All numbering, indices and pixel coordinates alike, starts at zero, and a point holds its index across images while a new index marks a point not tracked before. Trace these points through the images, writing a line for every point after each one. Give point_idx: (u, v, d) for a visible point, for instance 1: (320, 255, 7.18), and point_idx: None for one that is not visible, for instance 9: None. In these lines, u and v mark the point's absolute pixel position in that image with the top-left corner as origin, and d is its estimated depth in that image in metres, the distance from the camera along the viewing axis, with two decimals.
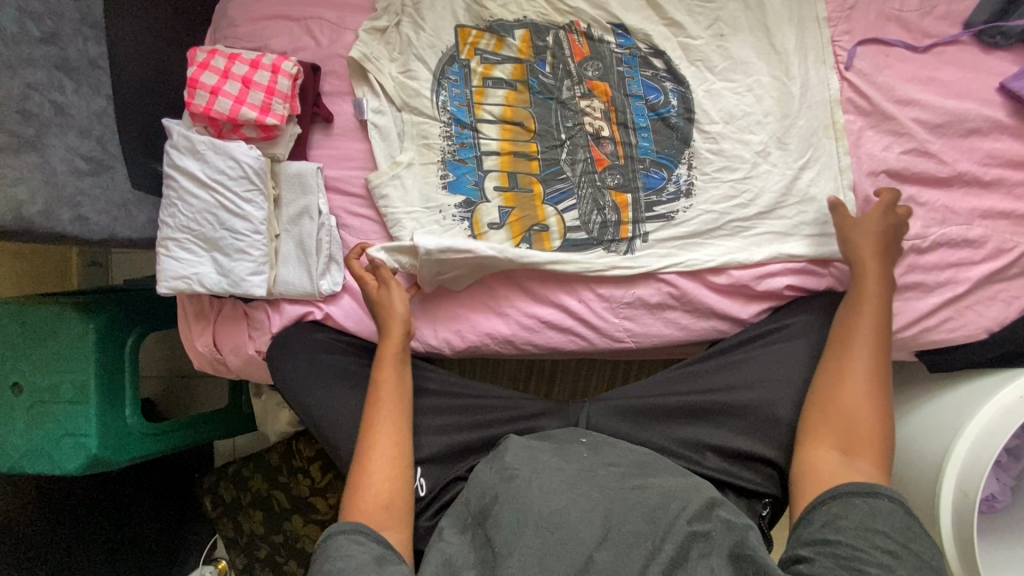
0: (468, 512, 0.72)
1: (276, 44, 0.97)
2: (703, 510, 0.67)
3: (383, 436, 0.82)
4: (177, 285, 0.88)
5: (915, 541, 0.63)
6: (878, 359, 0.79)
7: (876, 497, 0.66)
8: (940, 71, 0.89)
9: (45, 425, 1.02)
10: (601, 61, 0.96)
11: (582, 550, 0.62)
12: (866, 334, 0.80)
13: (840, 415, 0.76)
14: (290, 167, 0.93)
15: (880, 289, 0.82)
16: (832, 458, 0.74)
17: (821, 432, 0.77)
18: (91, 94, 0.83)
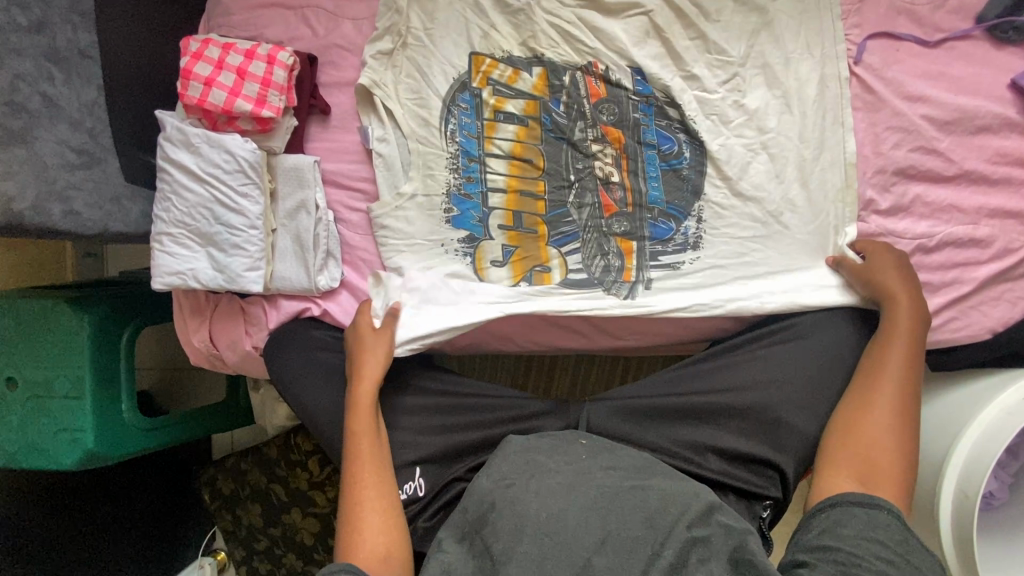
0: (465, 518, 0.71)
1: (271, 33, 0.95)
2: (702, 514, 0.67)
3: (367, 472, 0.82)
4: (172, 281, 0.86)
5: (914, 554, 0.63)
6: (907, 396, 0.79)
7: (875, 508, 0.67)
8: (951, 66, 0.87)
9: (41, 421, 1.01)
10: (617, 106, 0.94)
11: (581, 553, 0.62)
12: (892, 369, 0.80)
13: (860, 446, 0.77)
14: (286, 160, 0.91)
15: (911, 324, 0.82)
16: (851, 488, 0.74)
17: (842, 458, 0.77)
18: (81, 85, 0.81)
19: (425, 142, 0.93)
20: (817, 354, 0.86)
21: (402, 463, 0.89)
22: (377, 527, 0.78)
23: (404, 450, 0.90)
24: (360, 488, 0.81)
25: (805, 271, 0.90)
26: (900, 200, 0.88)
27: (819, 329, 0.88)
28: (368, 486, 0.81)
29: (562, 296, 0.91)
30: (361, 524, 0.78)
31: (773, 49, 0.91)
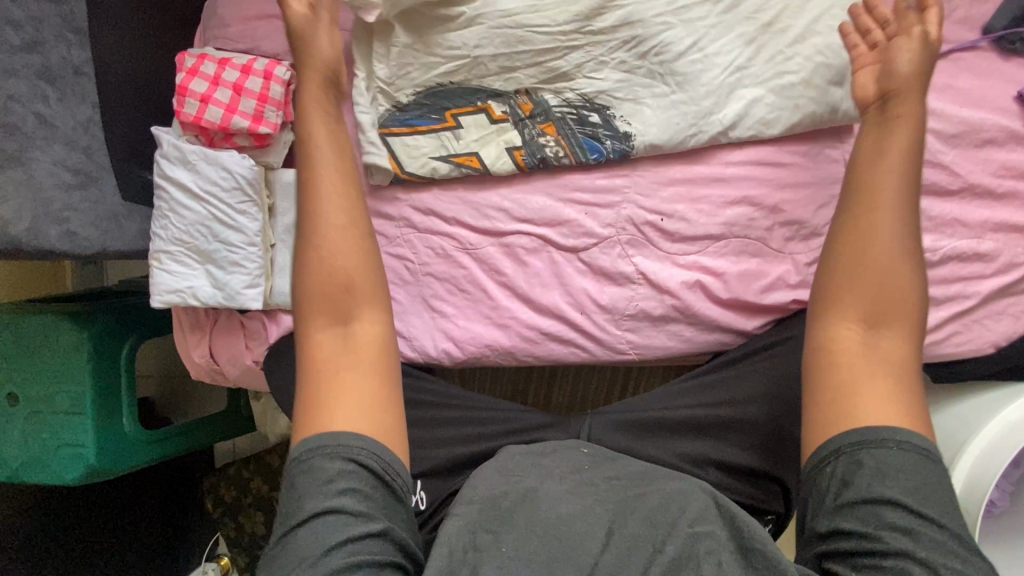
0: (475, 490, 0.68)
1: (267, 45, 0.93)
2: (705, 512, 0.62)
3: (342, 261, 0.67)
4: (171, 299, 0.86)
5: (932, 502, 0.54)
6: (903, 197, 0.66)
7: (884, 446, 0.56)
8: (957, 78, 0.85)
9: (42, 437, 1.01)
10: (576, 114, 0.93)
11: (587, 556, 0.60)
12: (888, 174, 0.68)
13: (869, 284, 0.64)
14: (284, 175, 0.89)
15: (904, 127, 0.70)
16: (854, 336, 0.63)
17: (845, 302, 0.64)
18: (76, 104, 0.81)
19: (425, 147, 0.94)
20: None
21: None
22: (334, 392, 0.62)
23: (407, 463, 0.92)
24: (331, 279, 0.66)
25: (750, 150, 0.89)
26: None
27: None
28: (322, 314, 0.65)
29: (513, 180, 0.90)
30: (345, 375, 0.63)
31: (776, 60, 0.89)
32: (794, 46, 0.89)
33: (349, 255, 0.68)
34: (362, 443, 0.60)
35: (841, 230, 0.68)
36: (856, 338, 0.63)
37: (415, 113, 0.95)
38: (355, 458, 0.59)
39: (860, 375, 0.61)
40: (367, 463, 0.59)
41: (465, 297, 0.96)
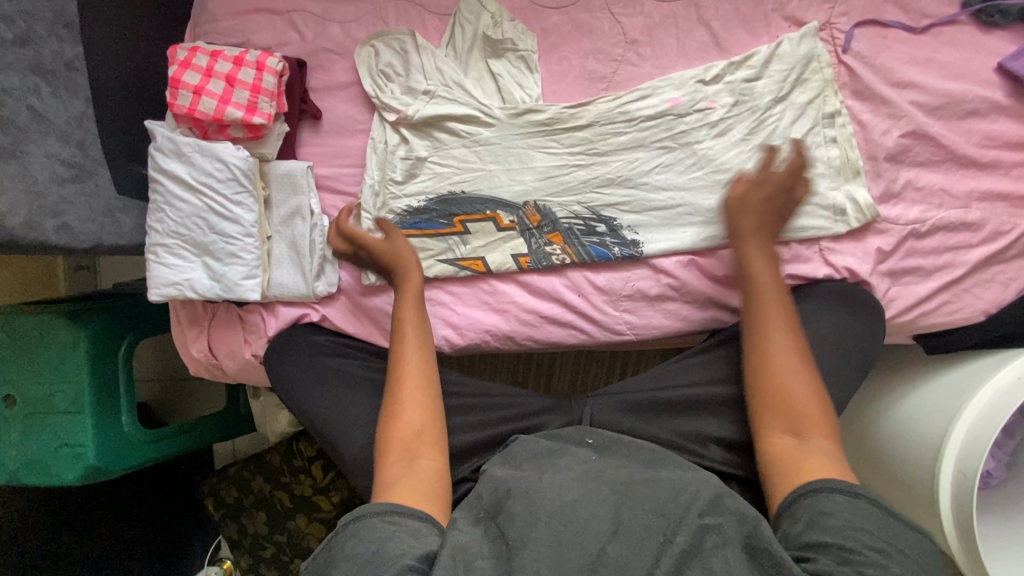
0: (482, 505, 0.70)
1: (258, 39, 0.95)
2: (712, 506, 0.65)
3: (414, 420, 0.76)
4: (168, 292, 0.86)
5: (899, 537, 0.60)
6: (788, 321, 0.79)
7: (855, 493, 0.63)
8: (938, 52, 0.87)
9: (41, 438, 1.00)
10: (580, 219, 0.92)
11: (594, 544, 0.61)
12: (769, 286, 0.80)
13: (787, 394, 0.74)
14: (279, 166, 0.91)
15: (767, 261, 0.82)
16: (788, 439, 0.72)
17: (766, 416, 0.75)
18: (69, 97, 0.80)
19: (431, 249, 0.94)
20: (815, 338, 0.86)
21: None
22: (406, 463, 0.73)
23: None
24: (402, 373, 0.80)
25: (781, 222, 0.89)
26: (892, 186, 0.88)
27: (821, 313, 0.87)
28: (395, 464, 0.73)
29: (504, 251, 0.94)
30: (414, 461, 0.73)
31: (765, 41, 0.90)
32: (809, 139, 0.88)
33: (414, 370, 0.80)
34: (404, 509, 0.67)
35: (749, 348, 0.80)
36: (791, 443, 0.72)
37: (427, 215, 0.94)
38: (390, 513, 0.66)
39: (797, 466, 0.69)
40: (400, 517, 0.66)
41: (464, 284, 0.96)
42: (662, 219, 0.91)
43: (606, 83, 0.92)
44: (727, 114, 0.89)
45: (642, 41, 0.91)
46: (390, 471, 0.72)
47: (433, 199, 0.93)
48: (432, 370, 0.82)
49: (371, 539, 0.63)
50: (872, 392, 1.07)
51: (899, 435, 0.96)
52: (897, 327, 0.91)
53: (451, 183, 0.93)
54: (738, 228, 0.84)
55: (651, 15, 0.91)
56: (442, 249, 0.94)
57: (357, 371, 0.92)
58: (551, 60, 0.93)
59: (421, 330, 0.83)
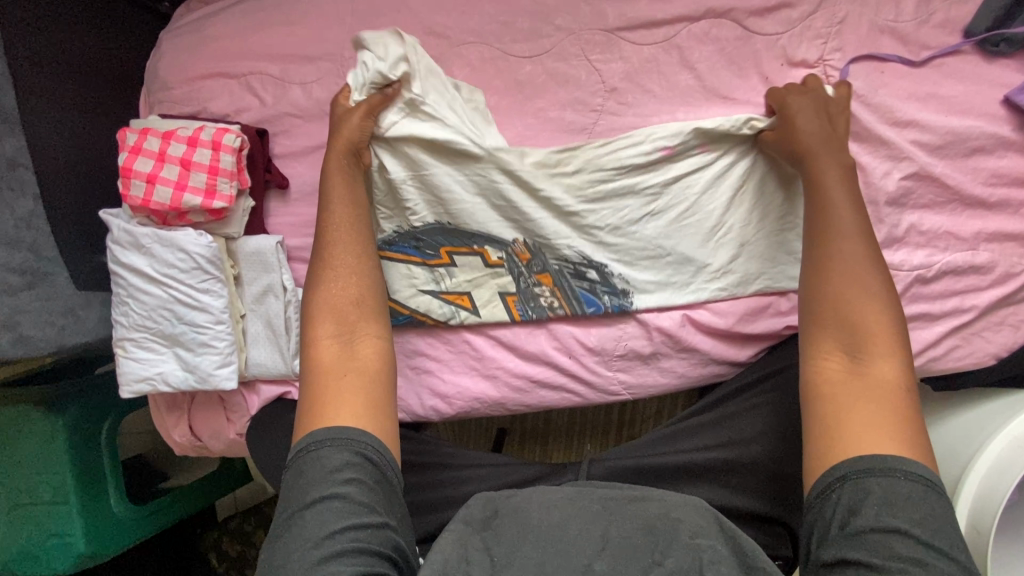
0: (468, 516, 0.64)
1: (215, 107, 0.89)
2: (705, 527, 0.61)
3: (346, 288, 0.75)
4: (140, 387, 0.82)
5: (937, 535, 0.55)
6: (861, 242, 0.71)
7: (891, 475, 0.58)
8: (940, 85, 0.81)
9: (28, 529, 0.98)
10: (570, 262, 0.88)
11: (581, 560, 0.58)
12: (836, 209, 0.72)
13: (848, 310, 0.68)
14: (247, 244, 0.86)
15: (840, 180, 0.74)
16: (843, 363, 0.66)
17: (824, 331, 0.69)
18: (14, 198, 0.75)
19: (416, 279, 0.90)
20: None
21: None
22: (337, 342, 0.72)
23: None
24: (336, 250, 0.77)
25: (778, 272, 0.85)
26: (896, 231, 0.83)
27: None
28: (339, 380, 0.69)
29: (494, 287, 0.90)
30: (352, 336, 0.72)
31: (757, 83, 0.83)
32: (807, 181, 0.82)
33: (347, 261, 0.76)
34: (374, 442, 0.65)
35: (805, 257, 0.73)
36: (843, 366, 0.66)
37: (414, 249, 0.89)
38: (370, 451, 0.64)
39: (842, 403, 0.64)
40: (376, 458, 0.64)
41: (450, 350, 0.92)
42: (656, 275, 0.87)
43: (587, 135, 0.86)
44: (719, 158, 0.84)
45: (623, 88, 0.85)
46: (322, 348, 0.71)
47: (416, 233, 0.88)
48: (371, 268, 0.77)
49: (351, 483, 0.62)
50: None
51: None
52: None
53: (440, 214, 0.87)
54: (802, 143, 0.76)
55: (631, 60, 0.85)
56: (429, 283, 0.90)
57: None
58: (528, 112, 0.87)
59: (350, 225, 0.78)
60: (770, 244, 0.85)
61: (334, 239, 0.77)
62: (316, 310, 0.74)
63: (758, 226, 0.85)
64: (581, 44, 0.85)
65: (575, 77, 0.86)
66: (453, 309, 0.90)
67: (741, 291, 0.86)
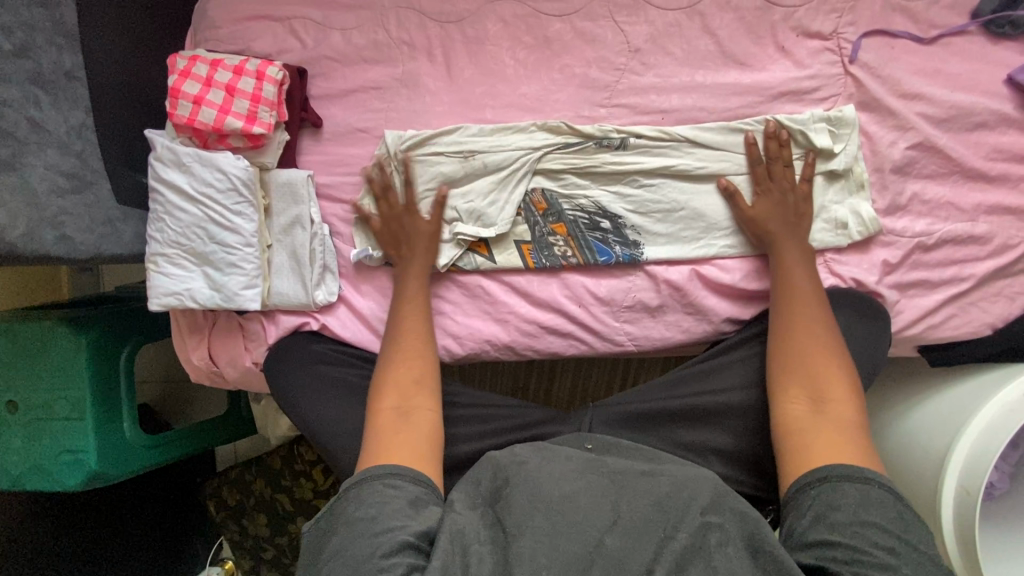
0: (477, 493, 0.70)
1: (259, 46, 0.94)
2: (716, 502, 0.63)
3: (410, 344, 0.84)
4: (168, 301, 0.86)
5: (909, 532, 0.61)
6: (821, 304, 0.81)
7: (867, 484, 0.64)
8: (947, 63, 0.86)
9: (43, 443, 1.01)
10: (586, 212, 0.92)
11: (592, 534, 0.61)
12: (797, 270, 0.83)
13: (812, 363, 0.77)
14: (279, 175, 0.91)
15: (803, 256, 0.84)
16: (805, 408, 0.75)
17: (791, 379, 0.78)
18: (68, 108, 0.80)
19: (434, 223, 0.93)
20: None
21: None
22: (398, 411, 0.77)
23: None
24: (408, 319, 0.86)
25: (789, 233, 0.88)
26: (899, 199, 0.87)
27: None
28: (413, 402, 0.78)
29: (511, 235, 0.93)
30: (408, 413, 0.77)
31: (773, 53, 0.88)
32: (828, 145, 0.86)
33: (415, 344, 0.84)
34: (390, 470, 0.70)
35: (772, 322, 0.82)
36: (805, 409, 0.75)
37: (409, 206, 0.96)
38: (388, 477, 0.69)
39: (808, 437, 0.72)
40: (398, 481, 0.69)
41: (464, 293, 0.95)
42: (670, 230, 0.91)
43: (609, 92, 0.91)
44: (740, 118, 0.88)
45: (646, 49, 0.90)
46: (382, 415, 0.77)
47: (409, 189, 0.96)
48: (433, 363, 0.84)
49: (369, 505, 0.66)
50: (876, 406, 1.06)
51: (901, 448, 0.96)
52: (904, 341, 0.89)
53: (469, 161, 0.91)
54: (768, 220, 0.85)
55: (655, 24, 0.90)
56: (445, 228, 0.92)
57: (354, 381, 0.92)
58: (554, 68, 0.92)
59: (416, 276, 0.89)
60: None
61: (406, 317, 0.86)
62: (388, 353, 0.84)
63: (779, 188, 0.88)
64: (609, 6, 0.90)
65: (601, 38, 0.90)
66: (469, 254, 0.93)
67: (750, 249, 0.89)
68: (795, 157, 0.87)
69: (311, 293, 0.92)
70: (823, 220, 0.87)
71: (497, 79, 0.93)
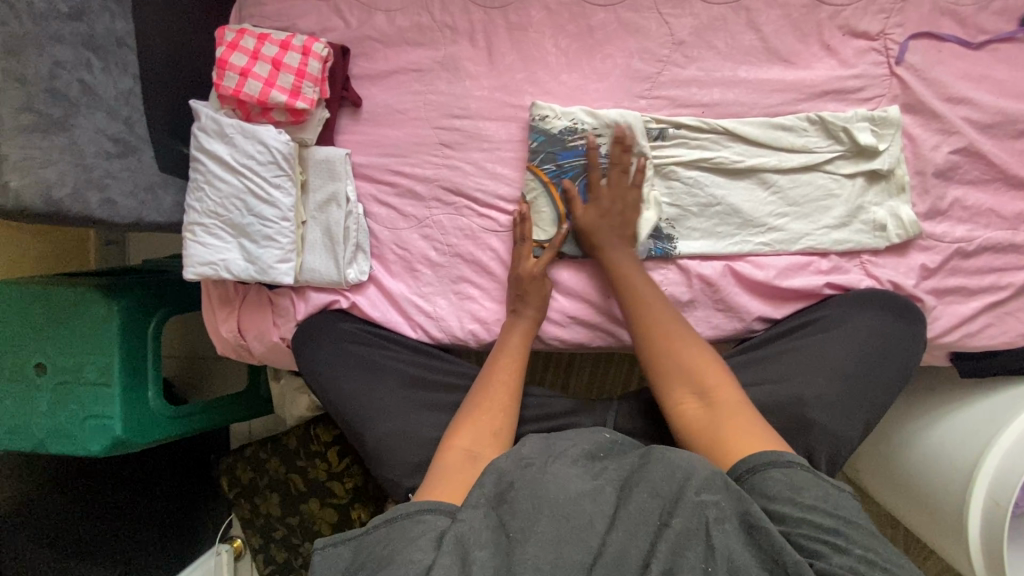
0: (480, 491, 0.62)
1: (304, 24, 0.95)
2: (710, 478, 0.59)
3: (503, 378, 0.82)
4: (204, 271, 0.86)
5: (840, 505, 0.59)
6: (663, 302, 0.83)
7: (790, 466, 0.61)
8: (994, 68, 0.85)
9: (70, 407, 1.02)
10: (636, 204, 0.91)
11: (594, 538, 0.57)
12: (632, 275, 0.85)
13: (687, 365, 0.76)
14: (317, 152, 0.91)
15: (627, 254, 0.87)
16: (698, 409, 0.72)
17: (675, 389, 0.75)
18: (118, 74, 0.82)
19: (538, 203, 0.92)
20: (853, 342, 0.82)
21: (420, 460, 0.86)
22: (468, 452, 0.71)
23: (429, 447, 0.86)
24: (494, 378, 0.81)
25: (825, 234, 0.87)
26: (940, 203, 0.86)
27: (852, 317, 0.83)
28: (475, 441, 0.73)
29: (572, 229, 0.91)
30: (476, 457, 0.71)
31: (819, 52, 0.88)
32: (869, 147, 0.85)
33: (501, 397, 0.80)
34: (421, 505, 0.62)
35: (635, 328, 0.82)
36: (700, 412, 0.72)
37: (576, 175, 0.91)
38: (414, 514, 0.61)
39: (718, 436, 0.68)
40: (422, 518, 0.61)
41: (493, 279, 0.95)
42: (709, 225, 0.89)
43: (650, 84, 0.91)
44: (781, 114, 0.88)
45: (690, 42, 0.90)
46: (451, 455, 0.71)
47: (596, 160, 0.91)
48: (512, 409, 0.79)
49: (398, 541, 0.59)
50: (902, 414, 1.04)
51: (928, 459, 0.94)
52: (937, 348, 0.89)
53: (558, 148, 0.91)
54: (595, 234, 0.88)
55: (701, 17, 0.89)
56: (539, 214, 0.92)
57: (382, 361, 0.92)
58: (596, 57, 0.92)
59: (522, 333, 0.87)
60: (817, 206, 0.88)
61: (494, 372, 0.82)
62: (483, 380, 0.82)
63: (816, 188, 0.88)
64: None
65: (644, 31, 0.90)
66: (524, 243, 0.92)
67: (787, 248, 0.88)
68: (837, 155, 0.87)
69: (343, 271, 0.92)
70: (862, 223, 0.87)
71: (538, 66, 0.93)
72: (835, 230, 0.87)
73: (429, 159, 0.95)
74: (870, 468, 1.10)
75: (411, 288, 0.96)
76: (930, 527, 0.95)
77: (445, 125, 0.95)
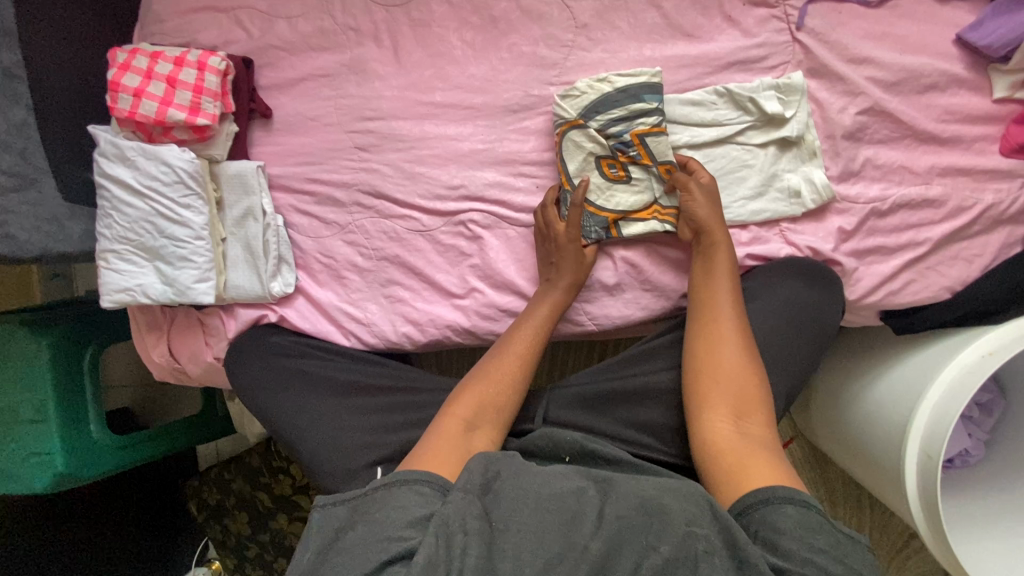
0: (467, 478, 0.61)
1: (205, 38, 0.93)
2: (698, 509, 0.57)
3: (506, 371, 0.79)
4: (121, 297, 0.85)
5: (850, 557, 0.56)
6: (740, 314, 0.78)
7: (807, 508, 0.58)
8: (895, 25, 0.85)
9: (9, 446, 1.00)
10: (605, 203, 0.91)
11: (581, 538, 0.56)
12: (725, 278, 0.80)
13: (734, 383, 0.72)
14: (228, 167, 0.90)
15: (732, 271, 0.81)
16: (726, 425, 0.69)
17: (713, 397, 0.71)
18: (7, 106, 0.80)
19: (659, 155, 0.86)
20: (768, 312, 0.82)
21: (352, 467, 0.85)
22: (464, 425, 0.72)
23: (363, 452, 0.86)
24: (505, 362, 0.80)
25: (743, 206, 0.87)
26: (852, 164, 0.86)
27: (768, 287, 0.84)
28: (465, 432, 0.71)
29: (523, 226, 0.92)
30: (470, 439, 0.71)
31: (721, 24, 0.88)
32: (776, 115, 0.85)
33: (505, 378, 0.78)
34: (420, 474, 0.62)
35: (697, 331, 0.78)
36: (728, 427, 0.69)
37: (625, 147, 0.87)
38: (415, 482, 0.61)
39: (737, 463, 0.65)
40: (425, 489, 0.61)
41: (423, 280, 0.94)
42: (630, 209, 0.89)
43: (557, 69, 0.90)
44: (690, 90, 0.88)
45: (593, 25, 0.89)
46: (450, 421, 0.72)
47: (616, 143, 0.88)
48: (515, 398, 0.78)
49: (389, 509, 0.59)
50: (843, 378, 1.05)
51: (870, 418, 0.95)
52: (863, 308, 0.89)
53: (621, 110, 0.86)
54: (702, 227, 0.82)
55: None
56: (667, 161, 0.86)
57: (311, 372, 0.91)
58: (502, 48, 0.91)
59: (551, 307, 0.85)
60: (733, 178, 0.88)
61: (508, 351, 0.81)
62: (490, 361, 0.80)
63: (730, 162, 0.88)
64: None
65: (547, 16, 0.90)
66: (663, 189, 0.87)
67: None
68: (748, 126, 0.87)
69: (270, 286, 0.92)
70: (777, 192, 0.87)
71: (445, 61, 0.92)
72: (753, 202, 0.87)
73: (345, 163, 0.94)
74: (823, 432, 1.12)
75: (340, 296, 0.96)
76: (880, 486, 0.95)
77: (358, 128, 0.93)
